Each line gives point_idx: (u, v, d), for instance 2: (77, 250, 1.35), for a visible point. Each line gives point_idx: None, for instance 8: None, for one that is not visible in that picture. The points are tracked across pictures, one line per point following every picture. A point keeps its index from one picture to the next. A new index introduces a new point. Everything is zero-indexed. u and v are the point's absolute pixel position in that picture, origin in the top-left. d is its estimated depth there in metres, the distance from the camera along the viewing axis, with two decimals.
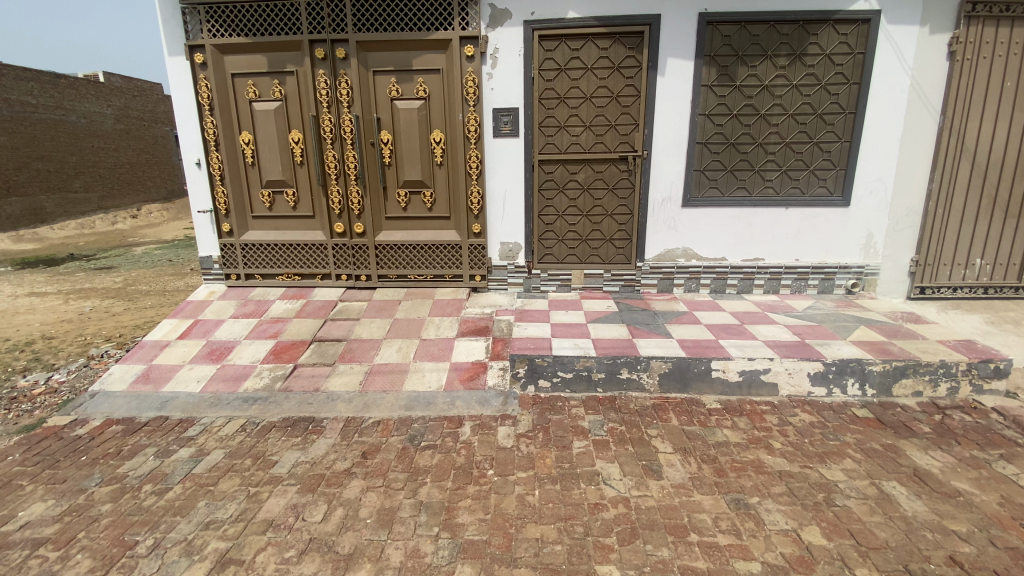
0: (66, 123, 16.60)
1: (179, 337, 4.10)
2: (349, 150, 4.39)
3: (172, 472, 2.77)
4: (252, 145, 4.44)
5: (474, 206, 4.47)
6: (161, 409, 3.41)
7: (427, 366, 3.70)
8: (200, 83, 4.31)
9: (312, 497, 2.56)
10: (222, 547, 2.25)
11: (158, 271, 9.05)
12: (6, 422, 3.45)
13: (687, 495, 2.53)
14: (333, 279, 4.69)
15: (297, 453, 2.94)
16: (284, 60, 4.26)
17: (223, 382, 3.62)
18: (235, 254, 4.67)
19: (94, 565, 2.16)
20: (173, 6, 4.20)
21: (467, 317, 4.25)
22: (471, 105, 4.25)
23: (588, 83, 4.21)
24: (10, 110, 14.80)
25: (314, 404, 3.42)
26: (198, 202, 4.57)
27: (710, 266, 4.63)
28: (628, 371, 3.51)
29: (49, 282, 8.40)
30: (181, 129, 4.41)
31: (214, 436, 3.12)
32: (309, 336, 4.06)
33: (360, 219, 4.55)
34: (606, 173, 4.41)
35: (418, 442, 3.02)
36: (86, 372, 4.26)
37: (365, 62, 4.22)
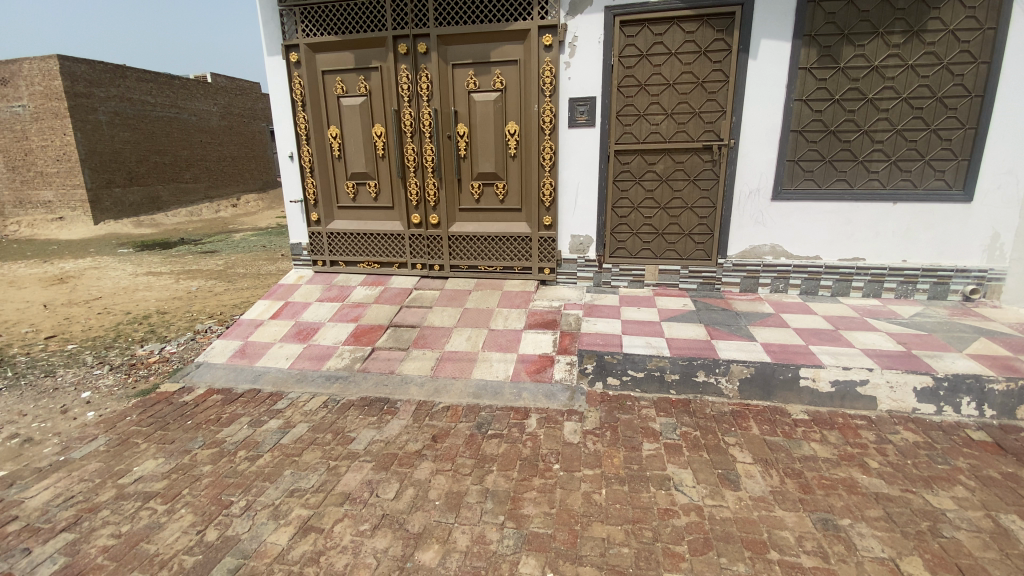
0: (179, 121, 18.44)
1: (271, 317, 4.43)
2: (427, 143, 4.50)
3: (263, 441, 3.00)
4: (339, 138, 4.67)
5: (546, 198, 4.41)
6: (255, 382, 3.72)
7: (495, 357, 3.73)
8: (294, 80, 4.60)
9: (386, 475, 2.66)
10: (304, 514, 2.40)
11: (253, 256, 9.85)
12: (127, 386, 3.92)
13: (767, 509, 2.36)
14: (408, 268, 4.85)
15: (373, 431, 3.08)
16: (370, 56, 4.43)
17: (309, 360, 3.87)
18: (322, 242, 4.96)
19: (195, 520, 2.38)
20: (272, 8, 4.50)
21: (535, 309, 4.24)
22: (547, 96, 4.20)
23: (671, 69, 4.02)
24: (133, 108, 16.63)
25: (390, 386, 3.57)
26: (290, 192, 4.90)
27: (801, 265, 4.28)
28: (704, 373, 3.35)
29: (165, 263, 9.45)
30: (277, 123, 4.73)
31: (299, 411, 3.34)
32: (386, 321, 4.23)
33: (435, 210, 4.66)
34: (687, 163, 4.18)
35: (485, 430, 3.05)
36: (193, 345, 4.73)
37: (445, 56, 4.30)
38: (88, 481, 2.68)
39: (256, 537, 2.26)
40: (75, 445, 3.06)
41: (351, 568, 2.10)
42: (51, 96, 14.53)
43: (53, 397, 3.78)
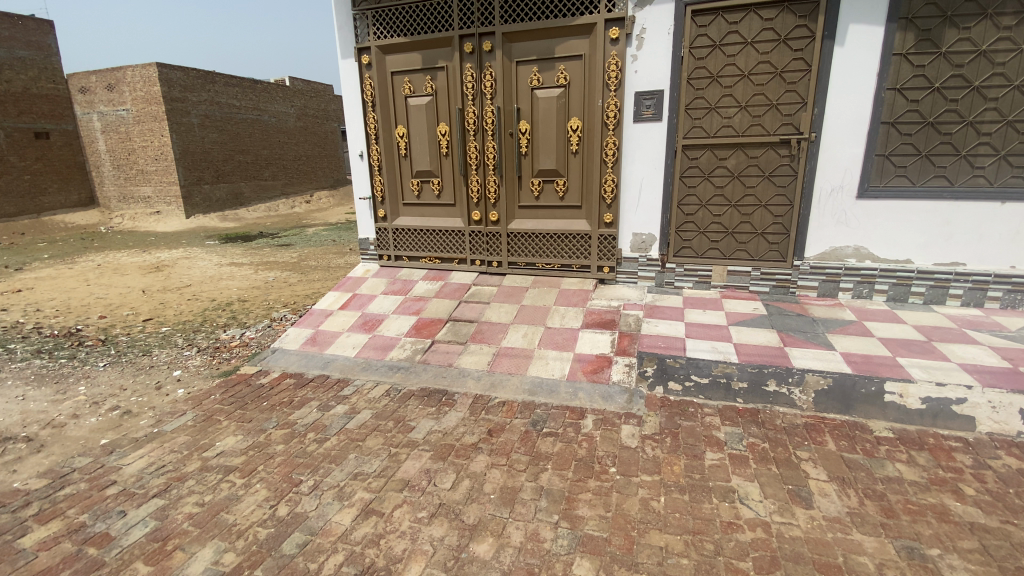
0: (261, 122, 19.76)
1: (340, 307, 4.66)
2: (489, 141, 4.54)
3: (330, 425, 3.16)
4: (406, 137, 4.82)
5: (608, 194, 4.32)
6: (324, 368, 3.93)
7: (552, 355, 3.71)
8: (366, 82, 4.80)
9: (443, 465, 2.72)
10: (366, 497, 2.50)
11: (324, 249, 10.41)
12: (212, 367, 4.27)
13: (843, 531, 2.19)
14: (468, 264, 4.92)
15: (431, 421, 3.17)
16: (437, 56, 4.53)
17: (373, 350, 4.04)
18: (388, 237, 5.14)
19: (268, 495, 2.54)
20: (347, 13, 4.71)
21: (593, 308, 4.17)
22: (612, 90, 4.10)
23: (746, 59, 3.81)
24: (221, 111, 18.01)
25: (448, 378, 3.65)
26: (360, 189, 5.12)
27: (889, 269, 3.94)
28: (775, 383, 3.18)
29: (246, 254, 10.17)
30: (349, 124, 4.96)
31: (364, 398, 3.49)
32: (445, 315, 4.33)
33: (495, 207, 4.69)
34: (762, 158, 3.95)
35: (540, 428, 3.04)
36: (270, 331, 5.07)
37: (510, 53, 4.31)
38: (177, 452, 2.94)
39: (322, 516, 2.39)
40: (167, 419, 3.37)
41: (409, 553, 2.16)
42: (151, 101, 16.02)
43: (151, 373, 4.19)
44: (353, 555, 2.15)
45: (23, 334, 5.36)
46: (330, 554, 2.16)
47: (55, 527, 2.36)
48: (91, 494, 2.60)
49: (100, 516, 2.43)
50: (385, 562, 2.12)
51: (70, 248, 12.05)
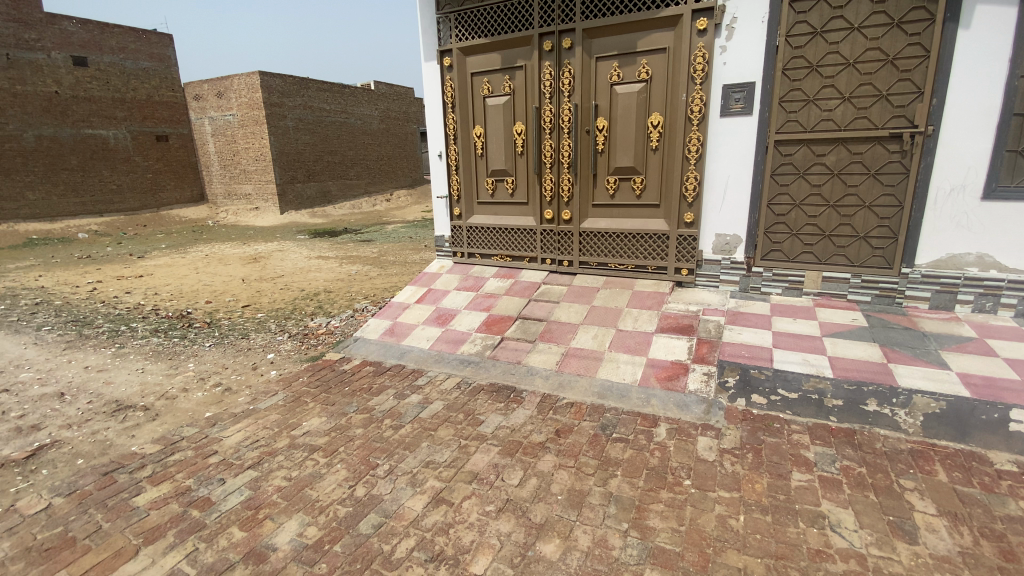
0: (347, 125, 21.00)
1: (416, 301, 4.84)
2: (565, 139, 4.48)
3: (405, 412, 3.29)
4: (483, 137, 4.89)
5: (689, 193, 4.13)
6: (400, 358, 4.11)
7: (623, 358, 3.62)
8: (446, 84, 4.94)
9: (511, 461, 2.74)
10: (437, 486, 2.57)
11: (402, 246, 10.87)
12: (301, 351, 4.60)
13: (955, 573, 1.93)
14: (538, 262, 4.91)
15: (500, 417, 3.19)
16: (516, 55, 4.56)
17: (446, 344, 4.16)
18: (462, 235, 5.26)
19: (348, 475, 2.69)
20: (431, 17, 4.88)
21: (669, 312, 4.01)
22: (698, 83, 3.91)
23: (852, 46, 3.49)
24: (313, 115, 19.33)
25: (517, 375, 3.67)
26: (437, 188, 5.29)
27: (1020, 281, 3.44)
28: (877, 403, 2.92)
29: (332, 249, 10.85)
30: (429, 125, 5.13)
31: (436, 389, 3.60)
32: (515, 312, 4.35)
33: (569, 205, 4.63)
34: (867, 154, 3.60)
35: (610, 432, 2.97)
36: (352, 321, 5.38)
37: (590, 50, 4.24)
38: (269, 429, 3.19)
39: (396, 500, 2.48)
40: (261, 397, 3.67)
41: (477, 545, 2.19)
42: (254, 107, 17.58)
43: (248, 355, 4.58)
44: (424, 542, 2.22)
45: (144, 314, 6.07)
46: (402, 537, 2.24)
47: (166, 488, 2.64)
48: (196, 461, 2.88)
49: (203, 482, 2.68)
50: (453, 551, 2.16)
51: (182, 239, 13.53)
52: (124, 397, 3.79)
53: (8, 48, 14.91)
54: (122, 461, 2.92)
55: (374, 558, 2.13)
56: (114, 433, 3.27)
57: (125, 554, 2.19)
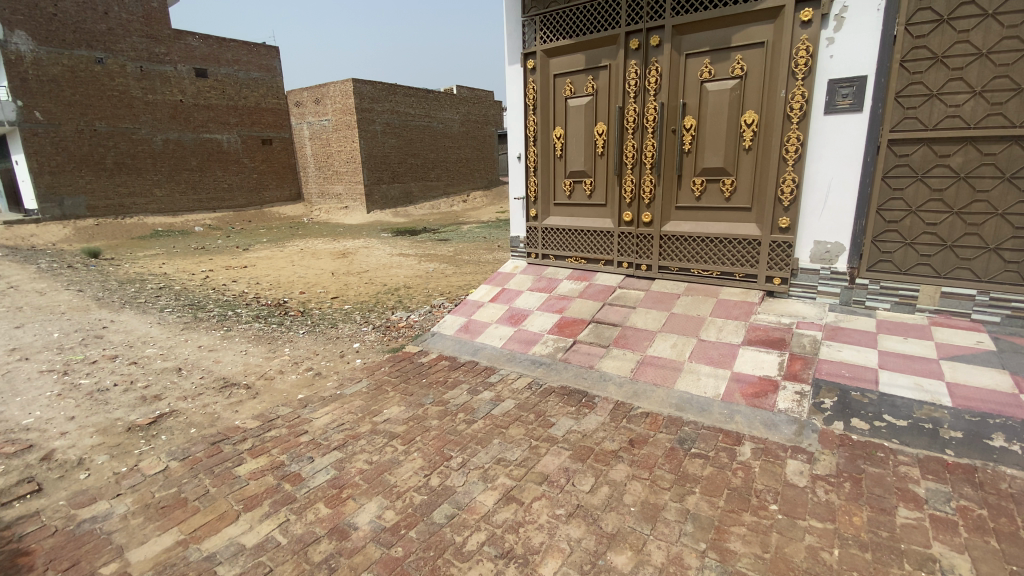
0: (430, 128, 21.83)
1: (490, 300, 4.92)
2: (649, 139, 4.34)
3: (478, 408, 3.35)
4: (563, 138, 4.87)
5: (785, 196, 3.85)
6: (473, 355, 4.20)
7: (704, 370, 3.44)
8: (529, 86, 4.99)
9: (582, 467, 2.69)
10: (508, 484, 2.58)
11: (478, 246, 11.12)
12: (383, 342, 4.84)
13: None
14: (615, 266, 4.80)
15: (571, 420, 3.16)
16: (600, 55, 4.50)
17: (518, 343, 4.19)
18: (538, 236, 5.27)
19: (424, 464, 2.78)
20: (517, 21, 4.95)
21: (757, 324, 3.76)
22: (800, 79, 3.64)
23: (986, 34, 3.09)
24: (398, 119, 20.29)
25: (589, 380, 3.61)
26: (515, 190, 5.34)
27: None
28: (1005, 438, 2.56)
29: (413, 247, 11.33)
30: (511, 127, 5.20)
31: (508, 387, 3.63)
32: (589, 315, 4.29)
33: (650, 208, 4.49)
34: (1002, 155, 3.16)
35: (687, 447, 2.84)
36: (429, 316, 5.58)
37: (679, 46, 4.08)
38: (353, 413, 3.38)
39: (468, 493, 2.53)
40: (347, 383, 3.91)
41: (546, 546, 2.18)
42: (347, 112, 18.79)
43: (336, 343, 4.90)
44: (494, 537, 2.24)
45: (248, 301, 6.69)
46: (473, 530, 2.28)
47: (263, 461, 2.88)
48: (289, 438, 3.11)
49: (294, 458, 2.90)
50: (523, 551, 2.16)
51: (280, 234, 14.79)
52: (229, 375, 4.20)
53: (143, 62, 16.87)
54: (227, 433, 3.23)
55: (446, 548, 2.19)
56: (221, 407, 3.63)
57: (228, 518, 2.42)
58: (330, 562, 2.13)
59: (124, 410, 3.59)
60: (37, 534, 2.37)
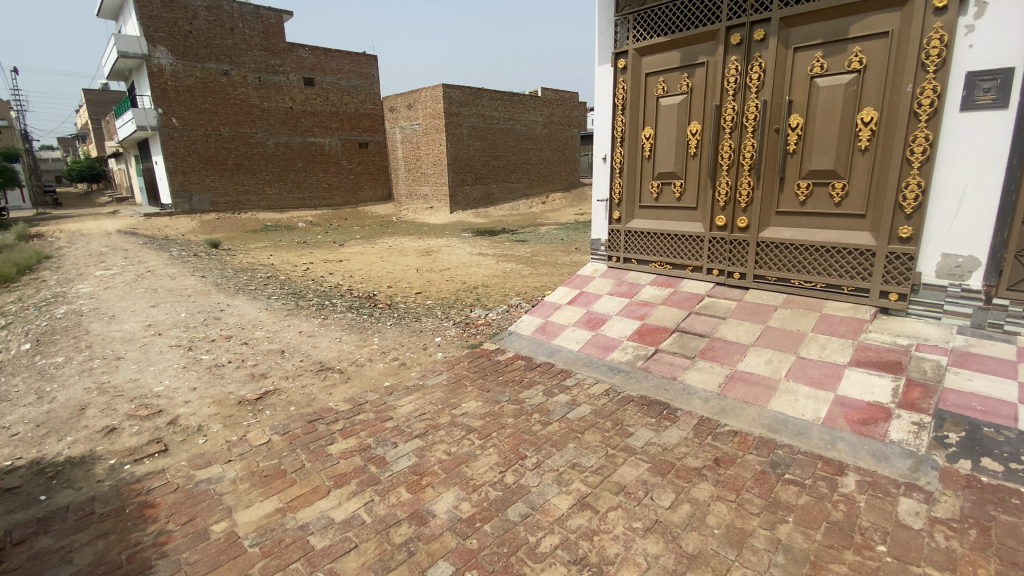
0: (513, 130, 22.17)
1: (568, 302, 4.89)
2: (748, 139, 4.08)
3: (554, 410, 3.34)
4: (652, 139, 4.72)
5: (908, 202, 3.45)
6: (550, 357, 4.19)
7: (803, 391, 3.16)
8: (618, 85, 4.89)
9: (662, 481, 2.58)
10: (583, 490, 2.54)
11: (555, 247, 11.11)
12: (462, 338, 4.98)
13: None
14: (703, 273, 4.57)
15: (651, 432, 3.04)
16: (698, 52, 4.31)
17: (596, 348, 4.12)
18: (620, 239, 5.15)
19: (499, 461, 2.81)
20: (609, 20, 4.88)
21: (867, 344, 3.40)
22: (931, 71, 3.23)
23: None
24: (483, 122, 20.81)
25: (671, 391, 3.46)
26: (599, 191, 5.26)
27: None
28: None
29: (492, 246, 11.57)
30: (598, 128, 5.13)
31: (585, 392, 3.58)
32: (673, 324, 4.12)
33: (746, 212, 4.22)
34: None
35: (780, 472, 2.63)
36: (506, 315, 5.65)
37: (787, 40, 3.81)
38: (434, 404, 3.51)
39: (543, 495, 2.52)
40: (428, 375, 4.07)
41: (622, 558, 2.11)
42: (436, 116, 19.60)
43: (419, 336, 5.12)
44: (568, 542, 2.21)
45: (341, 292, 7.19)
46: (547, 533, 2.27)
47: (352, 442, 3.07)
48: (375, 423, 3.30)
49: (380, 442, 3.06)
50: (597, 560, 2.11)
51: (371, 232, 15.77)
52: (324, 359, 4.53)
53: (260, 73, 18.74)
54: (321, 413, 3.48)
55: (520, 546, 2.20)
56: (316, 389, 3.92)
57: (320, 492, 2.60)
58: (409, 546, 2.22)
59: (236, 385, 4.00)
60: (164, 488, 2.70)
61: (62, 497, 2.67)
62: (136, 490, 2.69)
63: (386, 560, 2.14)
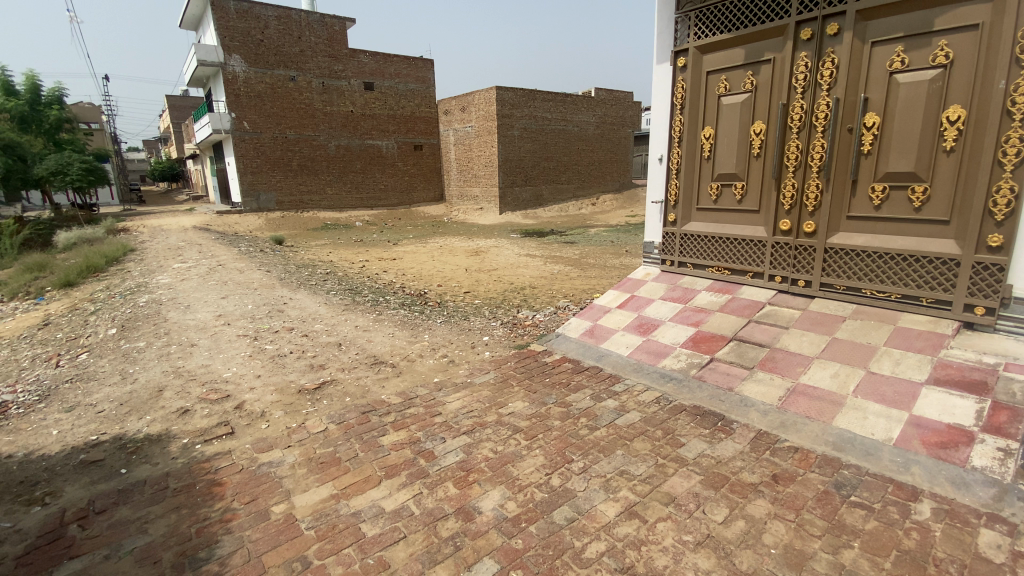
0: (565, 132, 22.09)
1: (618, 306, 4.81)
2: (817, 139, 3.86)
3: (602, 416, 3.29)
4: (712, 139, 4.56)
5: (999, 209, 3.15)
6: (599, 361, 4.14)
7: (873, 409, 2.95)
8: (677, 84, 4.77)
9: (714, 495, 2.49)
10: (631, 498, 2.49)
11: (604, 250, 10.98)
12: (509, 338, 5.01)
13: None
14: (764, 279, 4.37)
15: (703, 444, 2.94)
16: (764, 48, 4.13)
17: (647, 354, 4.03)
18: (675, 242, 5.01)
19: (546, 463, 2.81)
20: (669, 17, 4.76)
21: (948, 361, 3.13)
22: None
23: None
24: (535, 123, 20.86)
25: (727, 403, 3.33)
26: (654, 193, 5.14)
27: None
28: None
29: (540, 248, 11.59)
30: (654, 128, 5.02)
31: (634, 398, 3.50)
32: (730, 332, 3.96)
33: (813, 217, 3.99)
34: None
35: (845, 493, 2.47)
36: (554, 317, 5.64)
37: (863, 34, 3.58)
38: (482, 402, 3.55)
39: (589, 500, 2.49)
40: (476, 373, 4.12)
41: (670, 571, 2.05)
42: (489, 118, 19.85)
43: (467, 334, 5.19)
44: (614, 550, 2.17)
45: (394, 289, 7.42)
46: (593, 539, 2.24)
47: (403, 435, 3.15)
48: (425, 417, 3.37)
49: (429, 436, 3.13)
50: (645, 570, 2.06)
51: (422, 231, 16.18)
52: (377, 354, 4.69)
53: (324, 79, 19.65)
54: (374, 405, 3.61)
55: (565, 550, 2.18)
56: (369, 381, 4.06)
57: (372, 481, 2.69)
58: (455, 540, 2.25)
59: (296, 374, 4.21)
60: (229, 469, 2.88)
61: (141, 471, 2.90)
62: (205, 469, 2.89)
63: (432, 553, 2.18)
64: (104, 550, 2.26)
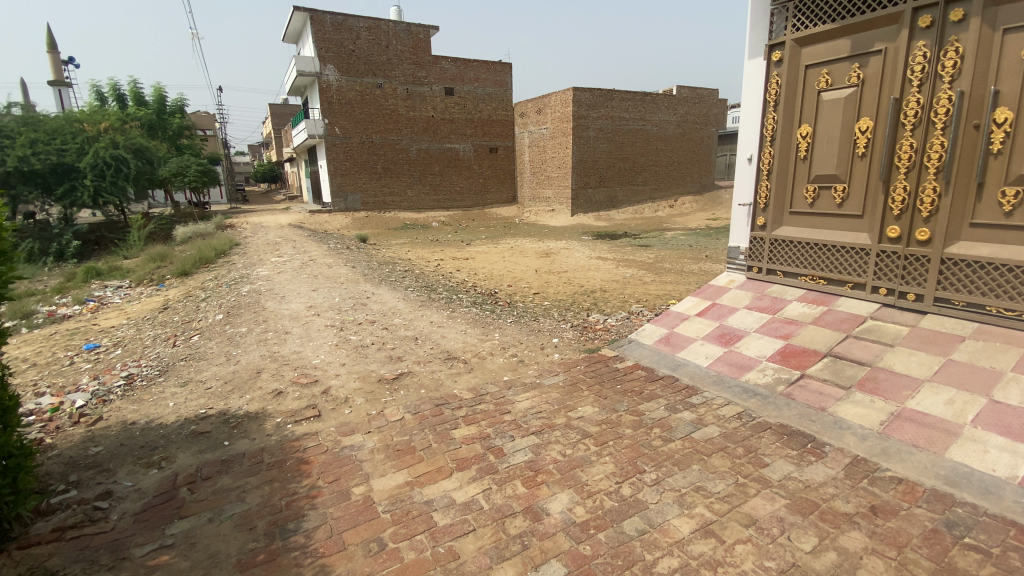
0: (642, 132, 21.53)
1: (697, 314, 4.62)
2: (935, 137, 3.45)
3: (676, 427, 3.17)
4: (809, 137, 4.23)
5: None
6: (675, 370, 3.99)
7: (997, 442, 2.60)
8: (772, 80, 4.48)
9: (802, 522, 2.31)
10: (707, 516, 2.38)
11: (681, 254, 10.57)
12: (580, 342, 4.96)
13: None
14: (866, 291, 3.99)
15: (790, 465, 2.74)
16: (874, 39, 3.77)
17: (729, 366, 3.82)
18: (763, 248, 4.71)
19: (617, 471, 2.75)
20: (765, 9, 4.50)
21: None
22: None
23: None
24: (612, 124, 20.52)
25: (818, 424, 3.07)
26: (741, 196, 4.87)
27: None
28: None
29: (612, 251, 11.39)
30: (744, 127, 4.76)
31: (713, 412, 3.34)
32: (824, 347, 3.66)
33: (927, 223, 3.57)
34: None
35: (959, 534, 2.19)
36: (627, 322, 5.51)
37: (996, 19, 3.16)
38: (552, 404, 3.55)
39: (661, 513, 2.41)
40: (546, 374, 4.13)
41: None
42: (565, 120, 19.80)
43: (538, 335, 5.21)
44: (687, 568, 2.08)
45: (466, 288, 7.63)
46: (665, 553, 2.16)
47: (473, 430, 3.23)
48: (495, 414, 3.43)
49: (499, 434, 3.17)
50: None
51: (495, 232, 16.49)
52: (450, 349, 4.84)
53: (408, 85, 20.61)
54: (447, 398, 3.72)
55: (635, 562, 2.12)
56: (442, 376, 4.20)
57: (444, 472, 2.78)
58: (523, 539, 2.27)
59: (376, 365, 4.45)
60: (316, 449, 3.11)
61: (240, 445, 3.21)
62: (295, 447, 3.13)
63: (500, 549, 2.21)
64: (208, 513, 2.52)
